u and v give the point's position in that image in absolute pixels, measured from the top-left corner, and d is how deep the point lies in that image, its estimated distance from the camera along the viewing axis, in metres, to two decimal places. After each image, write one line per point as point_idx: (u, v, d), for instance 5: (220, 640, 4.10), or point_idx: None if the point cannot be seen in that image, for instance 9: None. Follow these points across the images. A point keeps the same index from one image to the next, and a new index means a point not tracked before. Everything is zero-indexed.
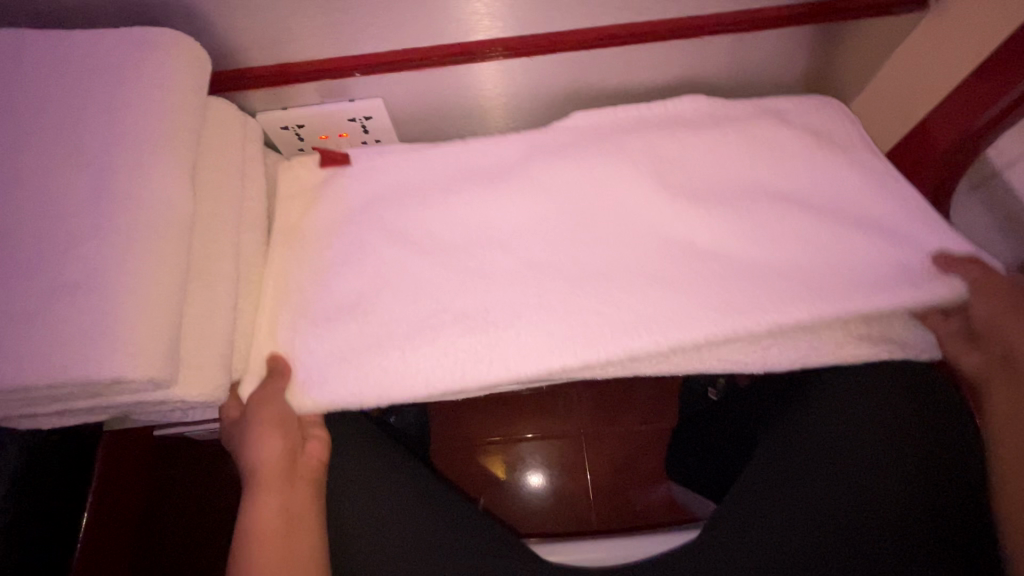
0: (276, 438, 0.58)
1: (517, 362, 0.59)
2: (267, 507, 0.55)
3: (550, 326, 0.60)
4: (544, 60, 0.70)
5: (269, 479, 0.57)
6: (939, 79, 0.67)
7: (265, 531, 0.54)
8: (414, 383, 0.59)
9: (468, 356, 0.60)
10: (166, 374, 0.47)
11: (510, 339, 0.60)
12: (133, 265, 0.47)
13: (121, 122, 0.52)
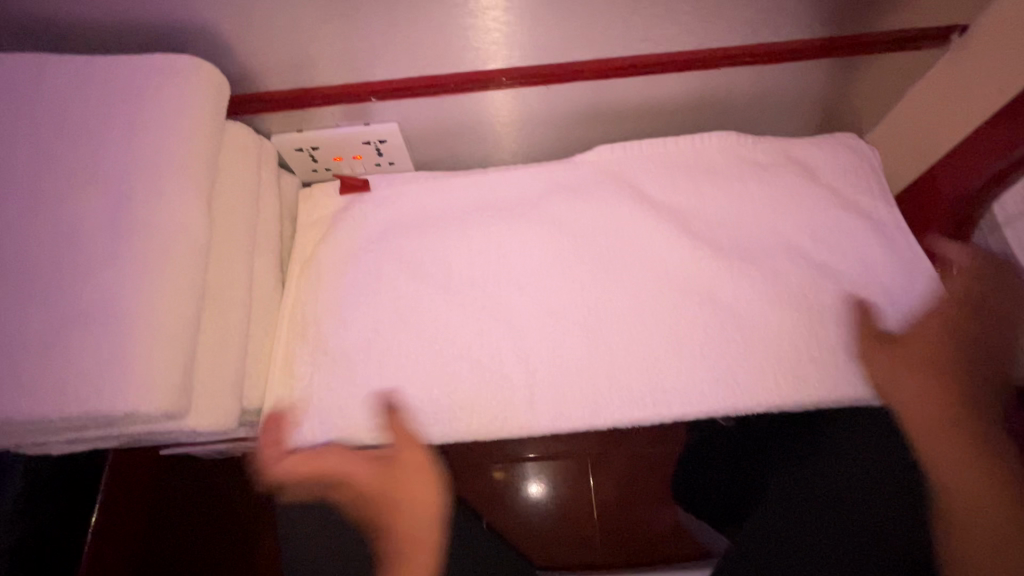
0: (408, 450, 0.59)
1: (533, 408, 0.62)
2: (415, 521, 0.56)
3: (565, 366, 0.63)
4: (561, 89, 0.70)
5: (407, 487, 0.57)
6: (957, 117, 0.66)
7: (411, 536, 0.55)
8: (435, 421, 0.61)
9: (488, 394, 0.62)
10: (178, 406, 0.47)
11: (526, 378, 0.63)
12: (149, 295, 0.47)
13: (140, 150, 0.52)
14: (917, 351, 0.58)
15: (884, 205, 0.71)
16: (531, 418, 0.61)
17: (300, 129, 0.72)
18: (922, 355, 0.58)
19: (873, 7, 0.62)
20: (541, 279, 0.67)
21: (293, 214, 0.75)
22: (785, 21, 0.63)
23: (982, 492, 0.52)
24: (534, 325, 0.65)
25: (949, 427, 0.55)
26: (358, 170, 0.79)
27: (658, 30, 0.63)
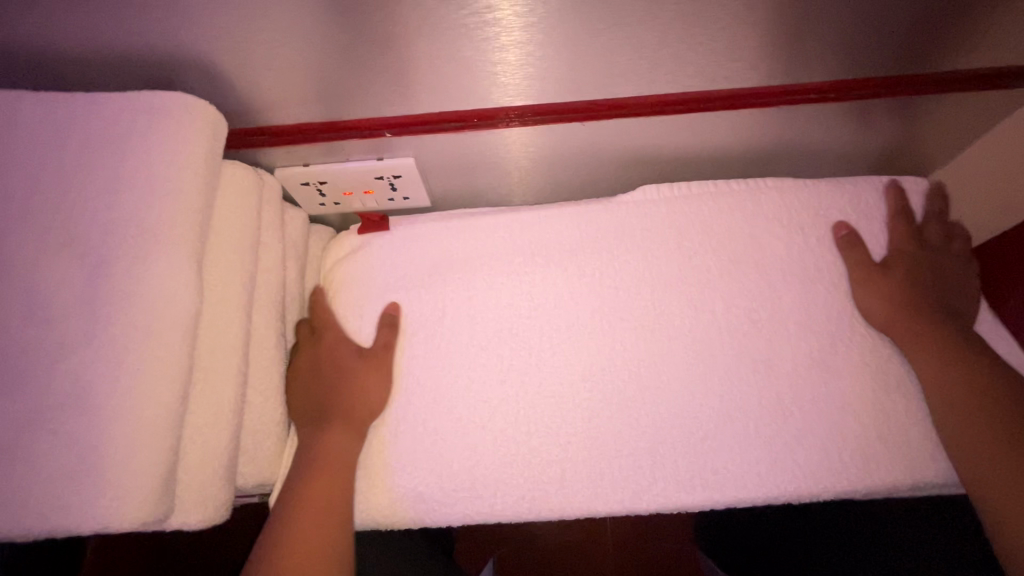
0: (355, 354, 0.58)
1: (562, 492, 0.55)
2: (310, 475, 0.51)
3: (601, 446, 0.56)
4: (596, 127, 0.62)
5: (329, 488, 0.51)
6: None
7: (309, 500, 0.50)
8: (449, 498, 0.55)
9: (510, 471, 0.55)
10: (159, 513, 0.40)
11: (554, 456, 0.56)
12: (126, 384, 0.41)
13: (121, 205, 0.45)
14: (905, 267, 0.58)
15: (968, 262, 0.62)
16: (561, 501, 0.55)
17: (305, 163, 0.66)
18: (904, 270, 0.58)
19: (964, 43, 0.54)
20: (569, 340, 0.60)
21: (298, 254, 0.69)
22: (858, 58, 0.55)
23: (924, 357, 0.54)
24: (561, 393, 0.58)
25: (934, 342, 0.54)
26: (369, 204, 0.72)
27: (712, 66, 0.56)
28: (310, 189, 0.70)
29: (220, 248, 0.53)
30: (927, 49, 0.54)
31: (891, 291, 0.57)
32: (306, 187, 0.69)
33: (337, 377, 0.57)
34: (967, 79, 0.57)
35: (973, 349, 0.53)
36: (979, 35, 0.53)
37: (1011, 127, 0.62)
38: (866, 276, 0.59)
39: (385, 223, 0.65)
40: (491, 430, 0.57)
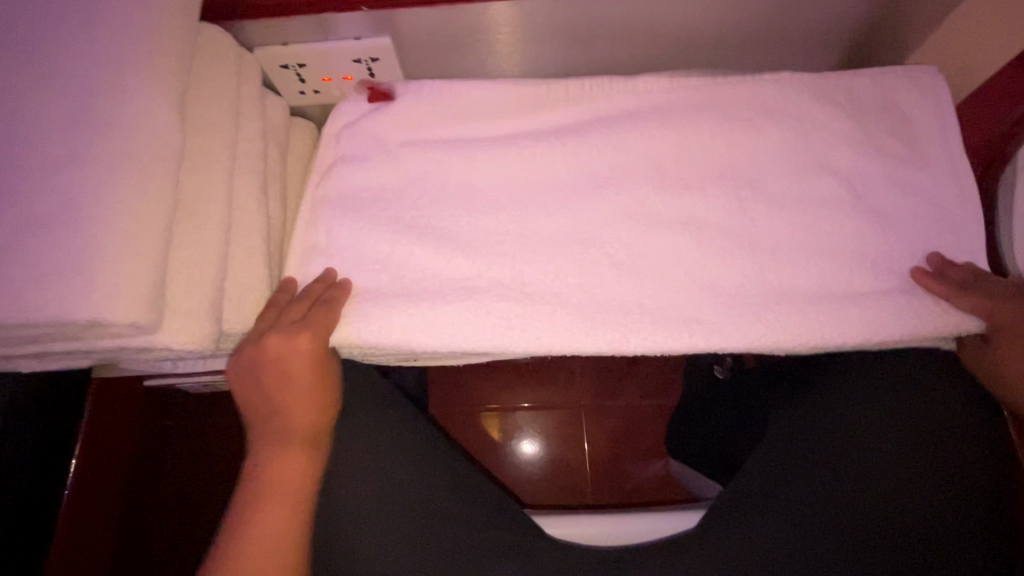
0: (300, 396, 0.55)
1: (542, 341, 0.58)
2: (285, 469, 0.54)
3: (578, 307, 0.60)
4: (570, 5, 0.65)
5: (280, 486, 0.53)
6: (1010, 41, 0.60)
7: (278, 491, 0.53)
8: (431, 341, 0.58)
9: (487, 317, 0.58)
10: (148, 320, 0.44)
11: (535, 314, 0.59)
12: (112, 197, 0.44)
13: (101, 43, 0.47)
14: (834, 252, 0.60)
15: (922, 140, 0.66)
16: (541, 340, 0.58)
17: (283, 42, 0.67)
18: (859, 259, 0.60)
19: None
20: (539, 212, 0.64)
21: (279, 138, 0.71)
22: None
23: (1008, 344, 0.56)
24: (533, 260, 0.62)
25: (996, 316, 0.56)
26: (348, 91, 0.74)
27: None
28: (290, 73, 0.71)
29: (202, 106, 0.55)
30: None
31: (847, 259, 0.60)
32: (285, 70, 0.70)
33: (288, 407, 0.55)
34: None
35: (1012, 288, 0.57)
36: None
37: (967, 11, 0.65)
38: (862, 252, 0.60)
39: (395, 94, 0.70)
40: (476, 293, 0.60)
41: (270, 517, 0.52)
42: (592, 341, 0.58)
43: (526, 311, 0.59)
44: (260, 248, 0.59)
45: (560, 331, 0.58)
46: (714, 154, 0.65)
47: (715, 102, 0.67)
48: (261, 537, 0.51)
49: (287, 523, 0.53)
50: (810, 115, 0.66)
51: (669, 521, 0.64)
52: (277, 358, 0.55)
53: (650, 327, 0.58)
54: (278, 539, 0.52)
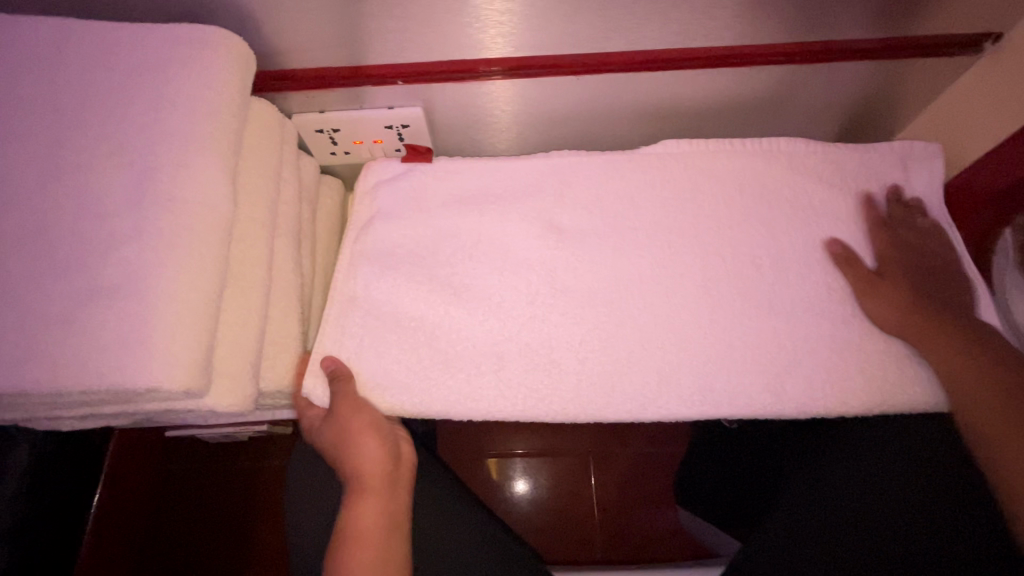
0: (374, 446, 0.57)
1: (569, 405, 0.61)
2: (370, 515, 0.55)
3: (600, 369, 0.63)
4: (590, 81, 0.70)
5: (371, 527, 0.54)
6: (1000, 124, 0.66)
7: (368, 533, 0.54)
8: (467, 405, 0.61)
9: (519, 388, 0.61)
10: (198, 385, 0.45)
11: (563, 379, 0.62)
12: (170, 269, 0.46)
13: (164, 122, 0.51)
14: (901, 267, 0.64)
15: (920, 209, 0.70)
16: (567, 404, 0.61)
17: (321, 110, 0.72)
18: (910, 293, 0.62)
19: (915, 12, 0.62)
20: (562, 272, 0.67)
21: (311, 197, 0.74)
22: (816, 22, 0.63)
23: (934, 334, 0.60)
24: (555, 317, 0.65)
25: (957, 355, 0.58)
26: (377, 153, 0.79)
27: (692, 23, 0.63)
28: (323, 136, 0.75)
29: (249, 172, 0.58)
30: (882, 12, 0.62)
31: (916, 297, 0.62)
32: (319, 134, 0.75)
33: (365, 456, 0.57)
34: (915, 46, 0.65)
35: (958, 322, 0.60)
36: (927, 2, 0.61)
37: (955, 93, 0.71)
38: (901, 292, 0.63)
39: (430, 156, 0.75)
40: (502, 360, 0.63)
41: (364, 559, 0.52)
42: (612, 405, 0.61)
43: (551, 380, 0.62)
44: (295, 306, 0.62)
45: (582, 400, 0.61)
46: (726, 218, 0.69)
47: (722, 170, 0.72)
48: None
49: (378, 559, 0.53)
50: (815, 184, 0.70)
51: None
52: (342, 415, 0.58)
53: (669, 395, 0.62)
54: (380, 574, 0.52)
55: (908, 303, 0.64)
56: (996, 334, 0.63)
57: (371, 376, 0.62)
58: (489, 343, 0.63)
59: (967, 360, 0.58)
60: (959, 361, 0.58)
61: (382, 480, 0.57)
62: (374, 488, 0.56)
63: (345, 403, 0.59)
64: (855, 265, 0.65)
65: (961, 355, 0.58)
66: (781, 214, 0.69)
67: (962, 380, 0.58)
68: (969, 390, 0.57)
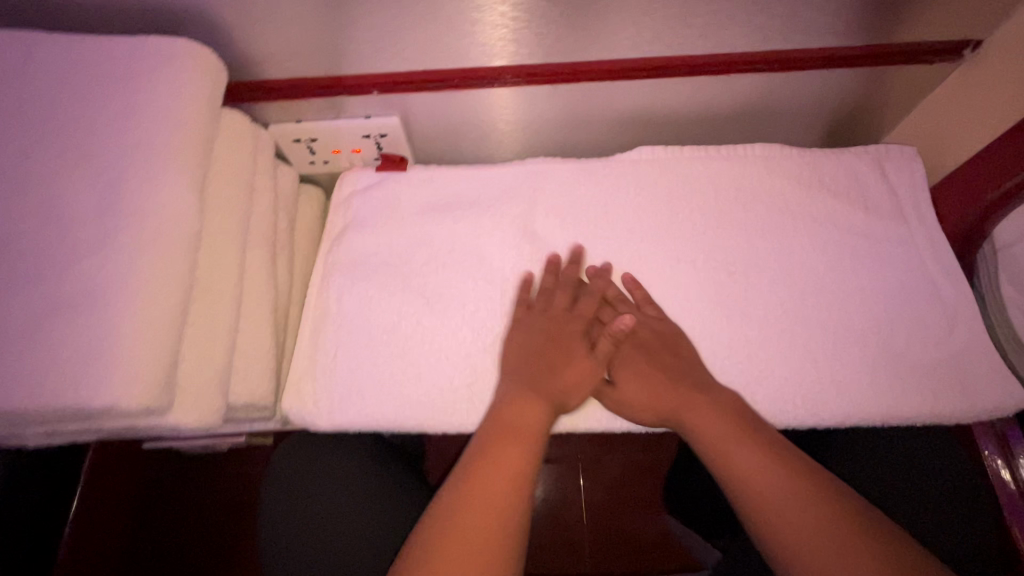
0: (581, 360, 0.60)
1: None
2: (511, 451, 0.51)
3: None
4: (570, 90, 0.70)
5: (505, 456, 0.51)
6: (980, 132, 0.65)
7: (513, 411, 0.55)
8: (442, 417, 0.61)
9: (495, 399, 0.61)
10: (160, 402, 0.45)
11: None
12: (134, 285, 0.46)
13: (130, 135, 0.50)
14: (639, 369, 0.60)
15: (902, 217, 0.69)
16: None
17: (297, 119, 0.71)
18: (652, 371, 0.60)
19: (894, 20, 0.62)
20: (540, 283, 0.66)
21: (288, 206, 0.74)
22: (795, 31, 0.63)
23: (763, 472, 0.50)
24: None
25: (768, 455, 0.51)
26: (357, 162, 0.78)
27: (671, 33, 0.62)
28: (301, 146, 0.75)
29: (218, 185, 0.58)
30: (861, 20, 0.61)
31: (659, 378, 0.59)
32: (297, 144, 0.74)
33: (564, 350, 0.60)
34: (894, 54, 0.65)
35: (756, 430, 0.53)
36: (906, 9, 0.60)
37: (934, 100, 0.71)
38: (647, 373, 0.60)
39: (406, 165, 0.76)
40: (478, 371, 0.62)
41: (473, 516, 0.47)
42: (589, 415, 0.61)
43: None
44: (270, 317, 0.61)
45: (560, 410, 0.61)
46: (706, 227, 0.69)
47: (702, 178, 0.71)
48: (465, 515, 0.47)
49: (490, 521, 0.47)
50: (796, 193, 0.70)
51: None
52: (569, 331, 0.62)
53: None
54: (485, 527, 0.46)
55: (887, 312, 0.64)
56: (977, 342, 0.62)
57: (580, 265, 0.67)
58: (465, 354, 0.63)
59: (788, 488, 0.48)
60: (759, 479, 0.50)
61: (564, 380, 0.58)
62: (557, 365, 0.59)
63: (541, 314, 0.63)
64: (639, 312, 0.63)
65: (726, 434, 0.53)
66: (761, 223, 0.68)
67: (776, 521, 0.47)
68: (790, 530, 0.46)
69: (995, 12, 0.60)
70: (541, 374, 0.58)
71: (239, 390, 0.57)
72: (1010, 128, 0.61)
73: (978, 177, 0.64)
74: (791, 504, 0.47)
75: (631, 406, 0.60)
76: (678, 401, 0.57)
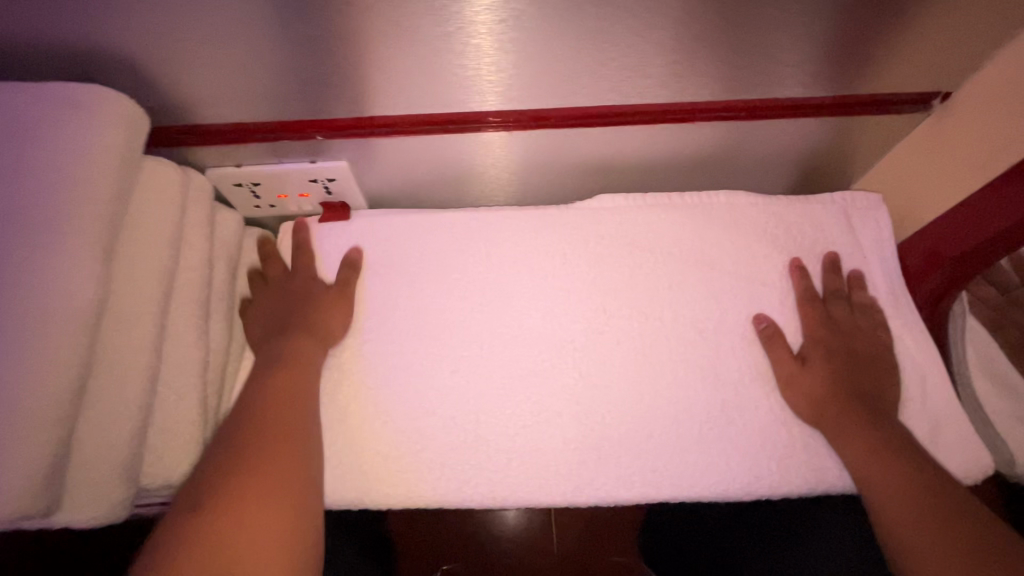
0: (321, 288, 0.62)
1: (498, 489, 0.56)
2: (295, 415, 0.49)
3: (532, 449, 0.57)
4: (528, 136, 0.66)
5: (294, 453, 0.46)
6: (951, 185, 0.63)
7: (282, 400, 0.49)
8: (387, 493, 0.55)
9: (448, 473, 0.56)
10: (38, 503, 0.41)
11: (495, 460, 0.57)
12: (12, 371, 0.40)
13: (24, 194, 0.45)
14: (834, 362, 0.58)
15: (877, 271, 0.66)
16: (499, 487, 0.56)
17: (237, 164, 0.67)
18: (845, 368, 0.57)
19: (862, 73, 0.59)
20: (495, 341, 0.62)
21: (228, 253, 0.68)
22: (760, 81, 0.60)
23: (904, 486, 0.47)
24: (485, 391, 0.59)
25: (872, 438, 0.51)
26: (306, 206, 0.74)
27: (631, 81, 0.59)
28: (244, 190, 0.70)
29: (134, 244, 0.53)
30: (827, 72, 0.59)
31: (838, 379, 0.56)
32: (238, 188, 0.69)
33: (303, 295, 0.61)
34: (861, 103, 0.63)
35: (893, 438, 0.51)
36: (873, 62, 0.58)
37: (905, 148, 0.68)
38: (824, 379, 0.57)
39: (349, 213, 0.70)
40: (426, 438, 0.57)
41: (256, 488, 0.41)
42: (546, 488, 0.56)
43: (477, 459, 0.57)
44: (194, 385, 0.56)
45: (515, 483, 0.56)
46: (673, 282, 0.65)
47: (668, 228, 0.68)
48: (246, 520, 0.39)
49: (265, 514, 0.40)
50: (767, 245, 0.66)
51: None
52: (315, 284, 0.63)
53: (607, 478, 0.56)
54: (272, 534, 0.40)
55: None
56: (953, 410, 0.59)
57: (319, 256, 0.67)
58: (411, 419, 0.58)
59: (885, 482, 0.48)
60: (895, 491, 0.47)
61: (309, 317, 0.59)
62: (301, 304, 0.60)
63: (267, 291, 0.64)
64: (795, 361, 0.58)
65: (886, 443, 0.50)
66: (730, 278, 0.65)
67: (889, 502, 0.47)
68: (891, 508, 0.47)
69: (964, 65, 0.58)
70: (290, 317, 0.59)
71: (151, 468, 0.52)
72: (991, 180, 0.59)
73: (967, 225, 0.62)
74: (909, 505, 0.46)
75: (801, 391, 0.57)
76: (830, 405, 0.55)
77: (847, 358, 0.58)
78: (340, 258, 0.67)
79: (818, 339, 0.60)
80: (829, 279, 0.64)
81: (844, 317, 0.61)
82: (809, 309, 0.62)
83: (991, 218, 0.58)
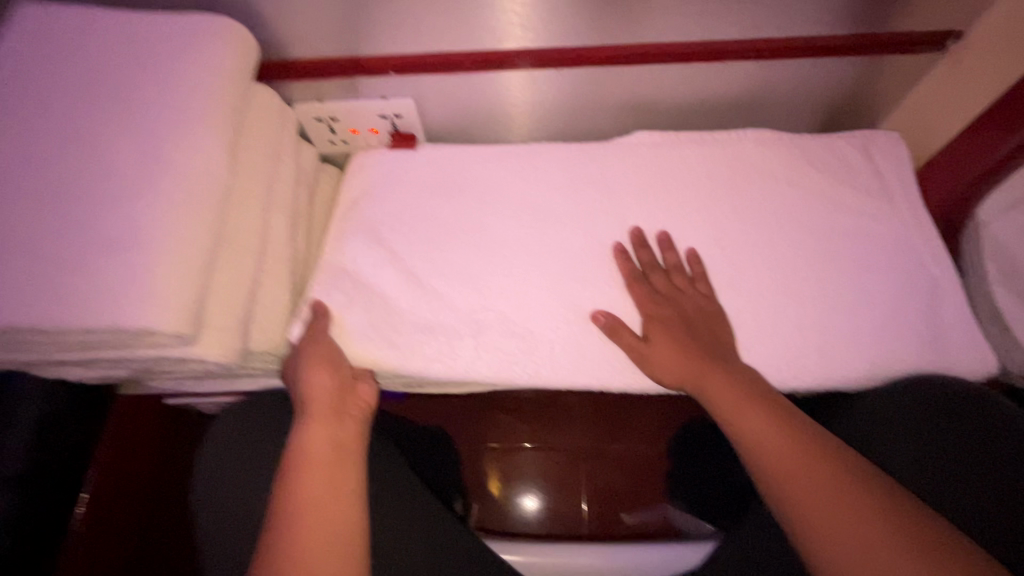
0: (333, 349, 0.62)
1: (547, 369, 0.64)
2: (320, 437, 0.53)
3: (575, 340, 0.66)
4: (572, 74, 0.74)
5: (319, 460, 0.51)
6: (966, 115, 0.68)
7: (315, 459, 0.51)
8: (452, 371, 0.64)
9: (505, 358, 0.65)
10: (189, 330, 0.50)
11: (546, 348, 0.65)
12: (170, 226, 0.50)
13: (172, 96, 0.56)
14: (669, 330, 0.62)
15: (893, 197, 0.72)
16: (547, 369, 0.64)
17: (319, 99, 0.77)
18: (678, 330, 0.62)
19: (881, 10, 0.65)
20: (542, 252, 0.70)
21: (309, 182, 0.78)
22: (785, 21, 0.67)
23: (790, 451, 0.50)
24: (534, 291, 0.68)
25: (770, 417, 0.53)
26: (373, 142, 0.84)
27: (666, 19, 0.67)
28: (323, 124, 0.81)
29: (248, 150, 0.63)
30: (850, 9, 0.65)
31: (684, 342, 0.61)
32: (319, 122, 0.80)
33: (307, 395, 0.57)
34: (884, 42, 0.68)
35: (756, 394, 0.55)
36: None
37: (924, 88, 0.74)
38: (671, 333, 0.62)
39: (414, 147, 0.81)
40: (482, 328, 0.66)
41: (310, 486, 0.49)
42: (588, 371, 0.65)
43: (528, 347, 0.65)
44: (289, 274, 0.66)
45: (562, 366, 0.65)
46: (701, 204, 0.72)
47: (697, 159, 0.75)
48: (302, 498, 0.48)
49: (330, 536, 0.46)
50: (789, 174, 0.73)
51: (679, 558, 0.70)
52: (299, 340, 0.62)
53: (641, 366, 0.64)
54: (324, 522, 0.46)
55: (871, 286, 0.67)
56: (958, 315, 0.65)
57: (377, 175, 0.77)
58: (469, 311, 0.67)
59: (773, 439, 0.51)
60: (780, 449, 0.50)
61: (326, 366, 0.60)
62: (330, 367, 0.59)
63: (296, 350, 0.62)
64: (664, 279, 0.67)
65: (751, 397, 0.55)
66: (753, 200, 0.72)
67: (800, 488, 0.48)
68: (807, 499, 0.47)
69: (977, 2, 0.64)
70: (313, 372, 0.59)
71: (260, 336, 0.62)
72: (999, 104, 0.63)
73: (974, 152, 0.66)
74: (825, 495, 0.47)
75: (656, 367, 0.61)
76: (693, 357, 0.59)
77: (688, 293, 0.66)
78: (400, 234, 0.72)
79: (655, 315, 0.64)
80: (667, 256, 0.69)
81: (665, 285, 0.66)
82: (780, 247, 0.69)
83: (997, 141, 0.63)
